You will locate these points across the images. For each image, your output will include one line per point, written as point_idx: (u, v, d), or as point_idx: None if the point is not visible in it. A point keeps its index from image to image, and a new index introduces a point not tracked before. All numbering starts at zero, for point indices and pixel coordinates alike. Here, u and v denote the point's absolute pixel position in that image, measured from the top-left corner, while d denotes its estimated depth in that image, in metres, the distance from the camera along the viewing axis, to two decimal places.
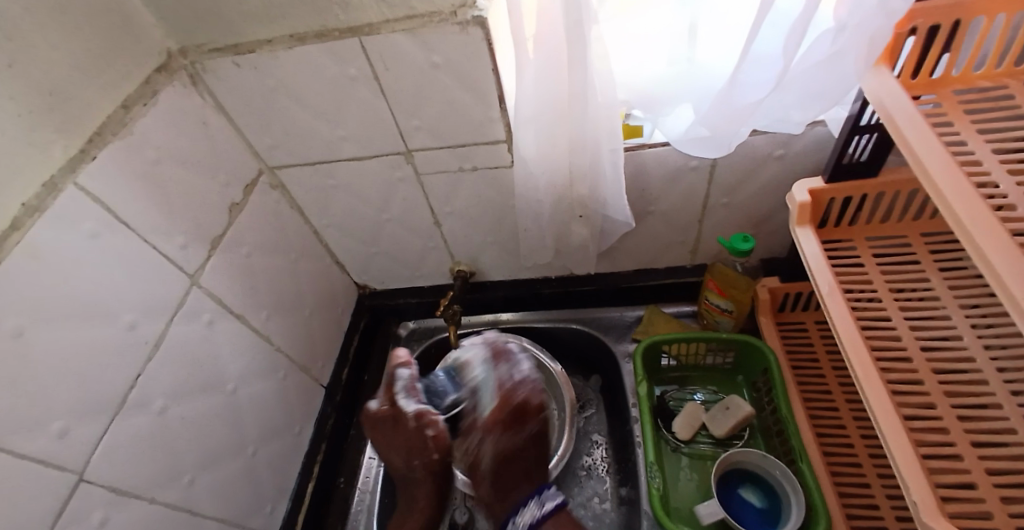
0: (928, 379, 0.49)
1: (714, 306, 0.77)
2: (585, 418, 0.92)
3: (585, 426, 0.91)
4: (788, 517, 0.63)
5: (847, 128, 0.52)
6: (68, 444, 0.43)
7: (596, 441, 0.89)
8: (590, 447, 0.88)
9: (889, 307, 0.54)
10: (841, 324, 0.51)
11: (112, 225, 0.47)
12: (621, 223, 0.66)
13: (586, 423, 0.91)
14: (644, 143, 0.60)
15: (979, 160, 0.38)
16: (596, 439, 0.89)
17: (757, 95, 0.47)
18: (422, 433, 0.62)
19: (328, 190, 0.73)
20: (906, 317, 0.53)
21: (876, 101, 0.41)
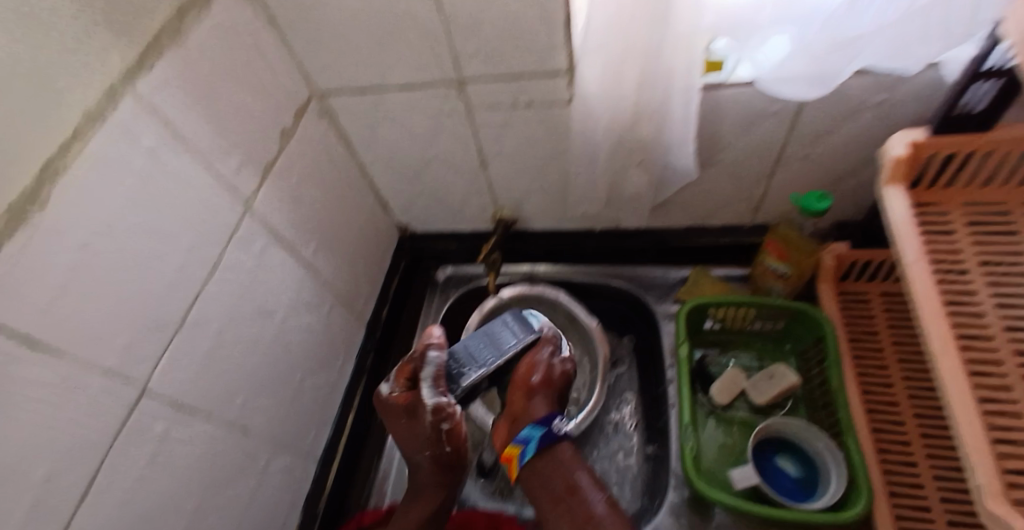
0: (1010, 360, 0.45)
1: (771, 271, 0.72)
2: (615, 375, 0.91)
3: (615, 383, 0.90)
4: (827, 489, 0.62)
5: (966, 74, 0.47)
6: (132, 353, 0.44)
7: (626, 398, 0.88)
8: (618, 404, 0.88)
9: (978, 283, 0.49)
10: (922, 293, 0.47)
11: (171, 143, 0.47)
12: (684, 174, 0.63)
13: (617, 380, 0.91)
14: (720, 83, 0.55)
15: None
16: (625, 397, 0.89)
17: (877, 20, 0.43)
18: (438, 428, 0.62)
19: (377, 122, 0.71)
20: (996, 296, 0.49)
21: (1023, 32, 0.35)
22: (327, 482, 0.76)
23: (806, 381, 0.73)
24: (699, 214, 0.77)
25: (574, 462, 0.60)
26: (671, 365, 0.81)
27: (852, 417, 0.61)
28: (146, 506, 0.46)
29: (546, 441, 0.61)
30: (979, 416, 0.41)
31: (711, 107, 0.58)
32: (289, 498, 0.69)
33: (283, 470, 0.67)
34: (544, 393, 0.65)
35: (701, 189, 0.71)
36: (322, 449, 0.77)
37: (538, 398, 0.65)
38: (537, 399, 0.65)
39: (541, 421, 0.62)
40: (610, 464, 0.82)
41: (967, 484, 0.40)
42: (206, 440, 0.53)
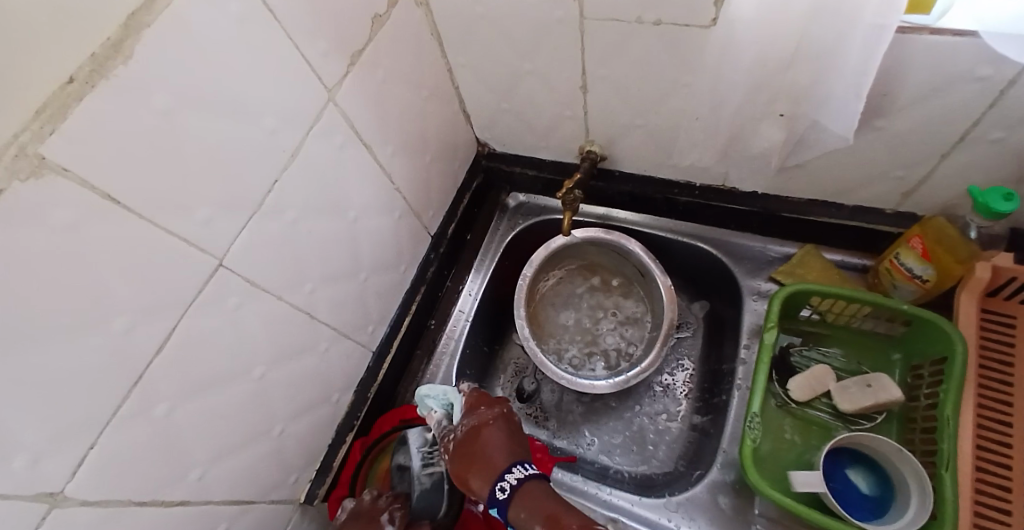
0: None
1: (904, 269, 0.62)
2: (677, 339, 0.85)
3: (676, 346, 0.85)
4: (900, 516, 0.55)
5: None
6: (211, 231, 0.44)
7: (685, 364, 0.83)
8: (675, 368, 0.83)
9: None
10: None
11: (257, 9, 0.42)
12: (836, 136, 0.51)
13: (678, 344, 0.85)
14: (926, 27, 0.42)
15: None
16: (683, 362, 0.83)
17: None
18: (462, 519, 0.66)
19: (475, 20, 0.63)
20: None
21: None
22: (380, 372, 0.77)
23: (907, 399, 0.64)
24: (831, 187, 0.65)
25: (546, 499, 0.46)
26: (747, 345, 0.74)
27: (956, 452, 0.54)
28: (216, 370, 0.48)
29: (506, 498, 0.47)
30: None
31: (896, 57, 0.45)
32: (348, 377, 0.71)
33: (343, 356, 0.69)
34: (490, 428, 0.54)
35: (844, 155, 0.59)
36: (378, 343, 0.77)
37: (488, 459, 0.51)
38: (487, 458, 0.51)
39: (494, 499, 0.48)
40: (650, 424, 0.80)
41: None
42: (276, 321, 0.54)
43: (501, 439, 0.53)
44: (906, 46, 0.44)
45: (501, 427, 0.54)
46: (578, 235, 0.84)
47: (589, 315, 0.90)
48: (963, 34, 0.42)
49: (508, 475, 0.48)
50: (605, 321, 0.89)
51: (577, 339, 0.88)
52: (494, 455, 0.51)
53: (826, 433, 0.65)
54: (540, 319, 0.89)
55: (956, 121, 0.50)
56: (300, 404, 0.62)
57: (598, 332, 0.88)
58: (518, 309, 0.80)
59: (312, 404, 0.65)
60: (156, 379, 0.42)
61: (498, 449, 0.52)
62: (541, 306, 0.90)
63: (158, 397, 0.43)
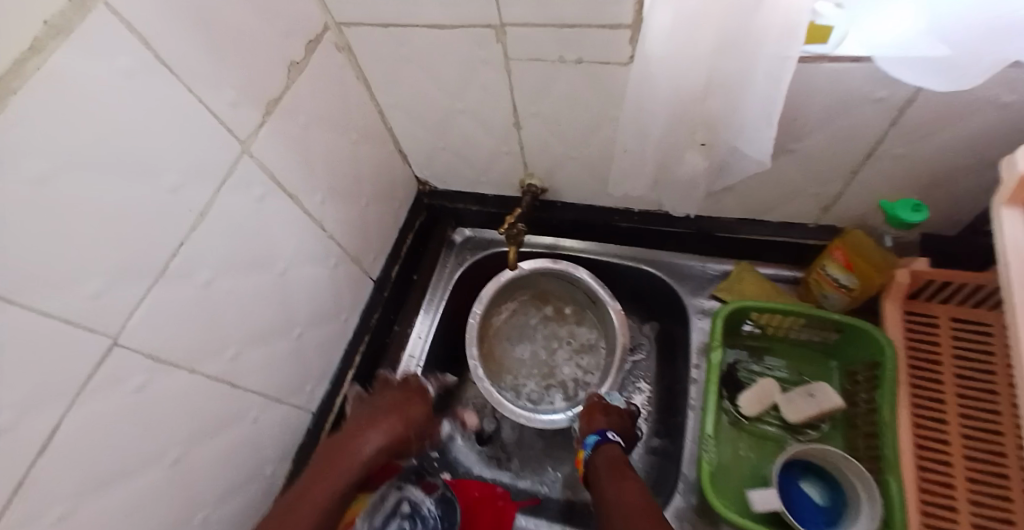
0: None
1: (830, 278, 0.65)
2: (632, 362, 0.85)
3: (633, 369, 0.84)
4: (853, 524, 0.56)
5: None
6: (101, 306, 0.39)
7: (641, 387, 0.83)
8: (633, 393, 0.82)
9: None
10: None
11: (148, 64, 0.39)
12: (752, 161, 0.53)
13: (634, 368, 0.84)
14: (824, 55, 0.45)
15: None
16: (639, 386, 0.83)
17: None
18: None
19: (400, 62, 0.62)
20: None
21: None
22: (323, 432, 0.72)
23: (848, 405, 0.66)
24: (758, 206, 0.68)
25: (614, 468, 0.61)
26: (697, 364, 0.75)
27: (899, 457, 0.55)
28: (119, 460, 0.42)
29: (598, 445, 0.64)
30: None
31: (801, 83, 0.48)
32: (286, 443, 0.66)
33: (278, 420, 0.64)
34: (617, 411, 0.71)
35: (765, 175, 0.62)
36: (320, 401, 0.73)
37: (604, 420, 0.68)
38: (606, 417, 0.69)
39: (600, 432, 0.65)
40: None
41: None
42: (192, 396, 0.49)
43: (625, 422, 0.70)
44: (807, 74, 0.47)
45: (619, 416, 0.70)
46: (525, 266, 0.82)
47: (545, 346, 0.88)
48: (856, 60, 0.44)
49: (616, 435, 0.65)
50: (561, 351, 0.87)
51: (534, 372, 0.86)
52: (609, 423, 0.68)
53: (778, 446, 0.65)
54: (496, 356, 0.87)
55: (859, 140, 0.53)
56: (227, 482, 0.56)
57: (554, 363, 0.87)
58: (469, 348, 0.78)
59: (242, 481, 0.59)
60: (42, 484, 0.36)
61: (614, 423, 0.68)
62: (494, 343, 0.88)
63: (51, 503, 0.37)
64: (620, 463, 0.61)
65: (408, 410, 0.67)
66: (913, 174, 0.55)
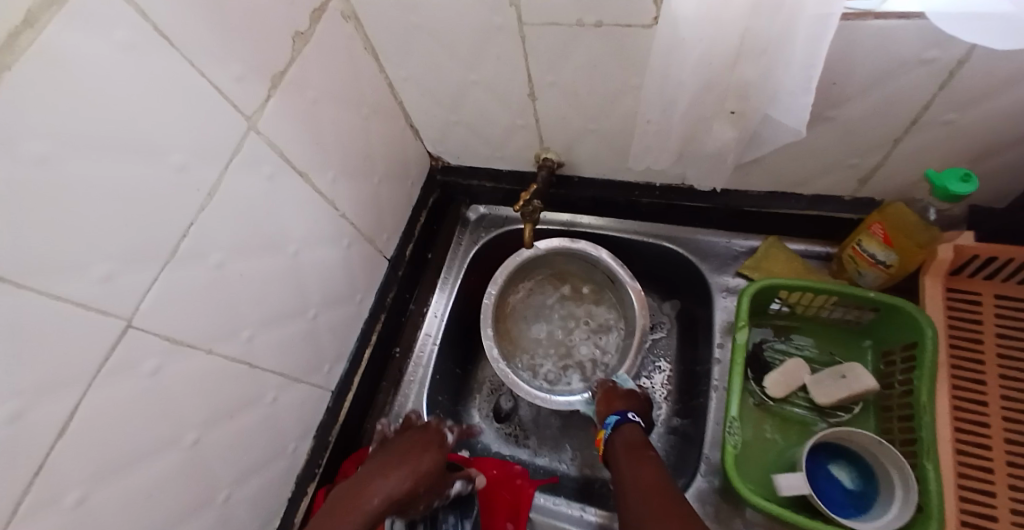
0: None
1: (867, 256, 0.61)
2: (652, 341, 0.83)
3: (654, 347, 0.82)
4: (884, 508, 0.55)
5: None
6: (113, 291, 0.38)
7: (662, 366, 0.81)
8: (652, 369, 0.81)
9: None
10: None
11: (148, 37, 0.37)
12: (786, 130, 0.50)
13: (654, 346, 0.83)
14: (870, 12, 0.41)
15: None
16: (659, 365, 0.81)
17: None
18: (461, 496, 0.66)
19: (409, 31, 0.59)
20: None
21: None
22: (341, 412, 0.73)
23: (882, 386, 0.63)
24: (789, 178, 0.64)
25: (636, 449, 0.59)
26: (721, 344, 0.72)
27: (936, 441, 0.53)
28: (137, 441, 0.42)
29: (619, 427, 0.63)
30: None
31: (845, 46, 0.44)
32: (305, 423, 0.66)
33: (297, 400, 0.64)
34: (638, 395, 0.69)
35: (798, 146, 0.58)
36: (337, 381, 0.72)
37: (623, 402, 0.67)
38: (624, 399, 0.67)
39: (621, 414, 0.64)
40: None
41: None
42: (209, 378, 0.49)
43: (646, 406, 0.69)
44: (850, 32, 0.43)
45: (636, 398, 0.69)
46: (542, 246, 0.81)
47: (561, 326, 0.87)
48: (909, 17, 0.40)
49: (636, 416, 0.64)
50: (578, 330, 0.86)
51: (551, 353, 0.85)
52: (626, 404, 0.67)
53: (805, 428, 0.63)
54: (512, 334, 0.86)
55: (905, 105, 0.49)
56: (247, 462, 0.57)
57: (571, 343, 0.85)
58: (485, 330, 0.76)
59: (263, 460, 0.60)
60: (62, 466, 0.36)
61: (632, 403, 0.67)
62: (509, 323, 0.86)
63: (70, 484, 0.37)
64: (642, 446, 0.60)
65: (423, 456, 0.62)
66: (965, 143, 0.51)
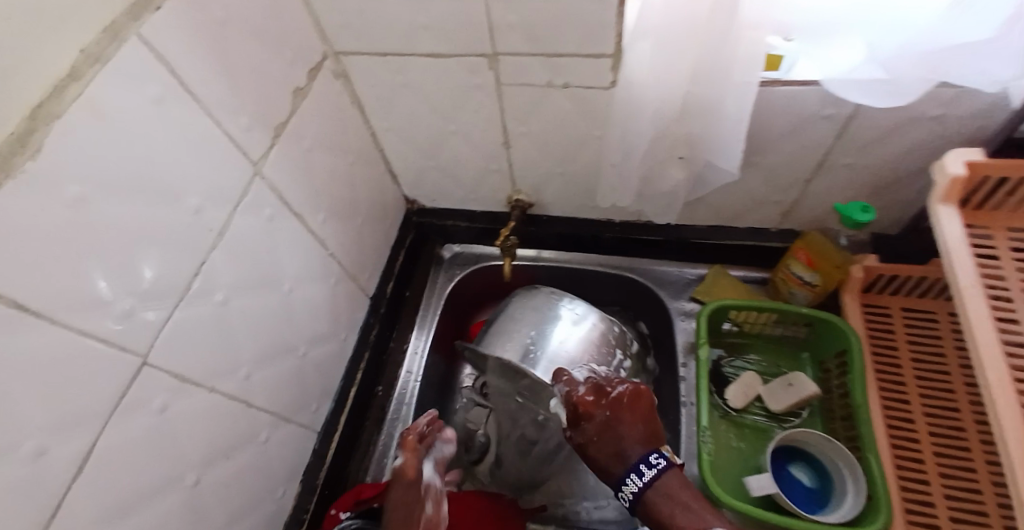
0: None
1: (796, 277, 0.72)
2: (567, 344, 0.72)
3: (584, 355, 0.72)
4: (839, 501, 0.61)
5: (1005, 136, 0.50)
6: (132, 326, 0.40)
7: (626, 345, 0.78)
8: (596, 362, 0.72)
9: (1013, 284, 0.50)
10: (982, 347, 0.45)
11: (175, 92, 0.41)
12: (725, 173, 0.59)
13: (575, 344, 0.72)
14: (778, 80, 0.52)
15: None
16: (615, 350, 0.75)
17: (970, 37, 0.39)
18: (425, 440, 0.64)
19: (396, 88, 0.66)
20: None
21: None
22: (328, 452, 0.73)
23: (823, 392, 0.72)
24: (728, 213, 0.75)
25: None
26: (684, 363, 0.79)
27: (873, 434, 0.61)
28: (143, 480, 0.42)
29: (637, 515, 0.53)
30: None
31: (765, 106, 0.55)
32: (292, 463, 0.66)
33: (285, 440, 0.64)
34: (615, 423, 0.55)
35: (735, 186, 0.68)
36: (324, 420, 0.73)
37: (608, 470, 0.54)
38: (606, 469, 0.54)
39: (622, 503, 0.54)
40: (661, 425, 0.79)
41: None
42: (208, 415, 0.50)
43: (629, 424, 0.55)
44: (771, 96, 0.54)
45: (601, 447, 0.55)
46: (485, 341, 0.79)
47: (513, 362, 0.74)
48: (808, 83, 0.52)
49: (626, 487, 0.52)
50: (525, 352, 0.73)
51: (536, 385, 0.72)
52: (611, 464, 0.54)
53: (765, 435, 0.70)
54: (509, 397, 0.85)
55: (814, 153, 0.60)
56: (237, 505, 0.56)
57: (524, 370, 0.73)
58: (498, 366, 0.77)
59: (251, 504, 0.59)
60: (78, 505, 0.36)
61: (608, 454, 0.54)
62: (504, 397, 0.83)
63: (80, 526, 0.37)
64: (683, 499, 0.50)
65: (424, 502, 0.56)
66: (863, 182, 0.63)
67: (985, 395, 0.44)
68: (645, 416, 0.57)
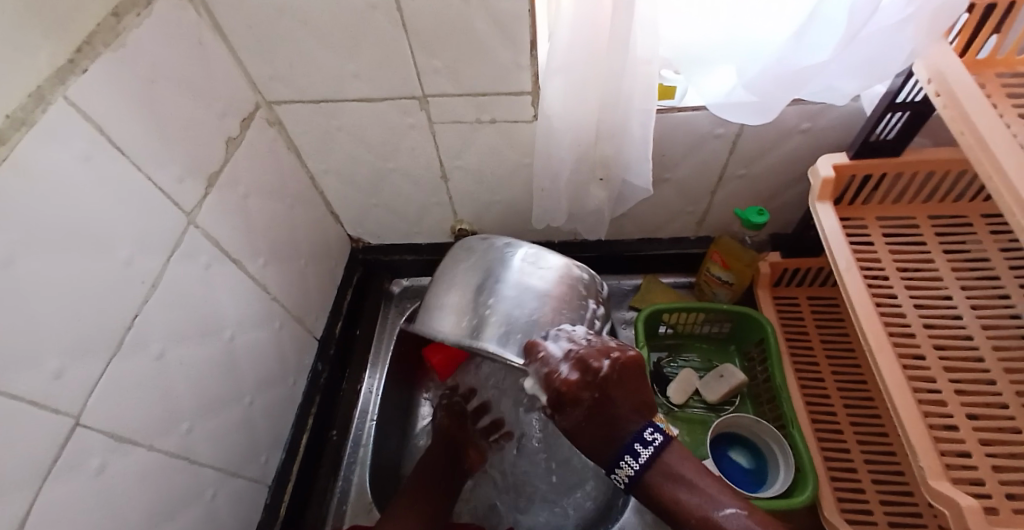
0: (920, 334, 0.54)
1: (714, 278, 0.80)
2: (529, 305, 0.56)
3: (551, 316, 0.56)
4: (774, 477, 0.66)
5: (859, 140, 0.59)
6: (64, 385, 0.39)
7: (598, 292, 0.62)
8: (569, 321, 0.56)
9: (887, 266, 0.59)
10: (867, 322, 0.52)
11: (103, 148, 0.42)
12: (640, 190, 0.66)
13: (536, 300, 0.57)
14: (674, 106, 0.60)
15: (913, 334, 0.54)
16: (587, 301, 0.60)
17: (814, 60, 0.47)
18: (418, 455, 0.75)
19: (332, 132, 0.69)
20: (903, 279, 0.58)
21: (937, 70, 0.43)
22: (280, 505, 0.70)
23: (751, 381, 0.79)
24: (651, 225, 0.82)
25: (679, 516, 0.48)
26: None
27: (795, 410, 0.67)
28: None
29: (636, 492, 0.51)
30: (929, 440, 0.47)
31: (666, 130, 0.63)
32: (241, 520, 0.63)
33: (233, 496, 0.62)
34: (609, 398, 0.48)
35: (654, 201, 0.76)
36: (275, 472, 0.71)
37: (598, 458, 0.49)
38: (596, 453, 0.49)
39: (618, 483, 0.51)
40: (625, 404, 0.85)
41: (916, 475, 0.47)
42: (148, 474, 0.48)
43: (621, 400, 0.48)
44: (671, 120, 0.62)
45: (595, 428, 0.48)
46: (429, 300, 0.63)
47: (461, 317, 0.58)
48: (697, 108, 0.60)
49: (620, 471, 0.49)
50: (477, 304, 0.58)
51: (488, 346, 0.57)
52: (600, 448, 0.49)
53: (706, 426, 0.76)
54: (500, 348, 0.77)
55: (714, 168, 0.69)
56: None
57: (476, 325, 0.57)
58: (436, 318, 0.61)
59: None
60: None
61: (596, 439, 0.48)
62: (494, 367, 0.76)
63: None
64: (683, 473, 0.48)
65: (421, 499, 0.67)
66: (760, 189, 0.72)
67: (870, 359, 0.51)
68: (639, 382, 0.50)
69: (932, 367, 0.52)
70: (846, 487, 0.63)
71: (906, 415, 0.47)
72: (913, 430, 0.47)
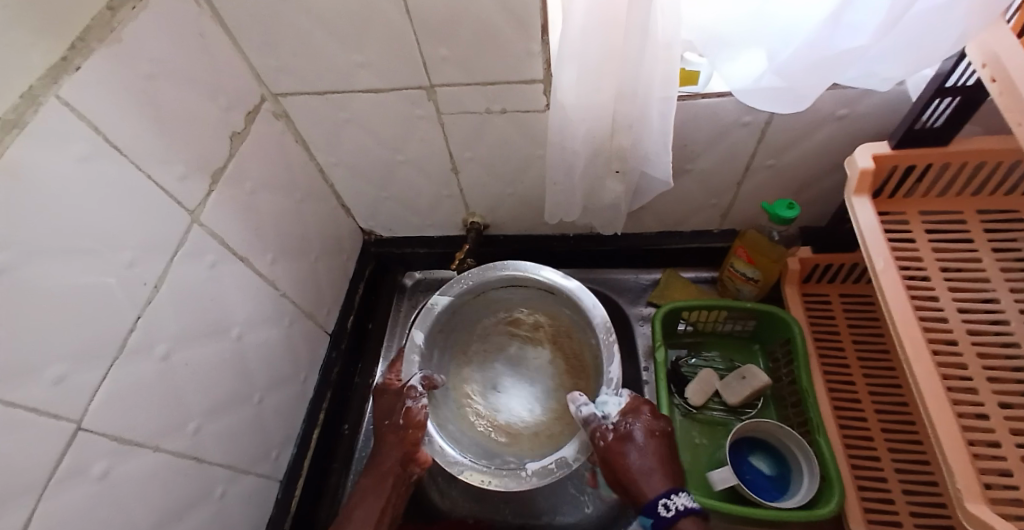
0: (962, 339, 0.50)
1: (739, 274, 0.75)
2: None
3: None
4: (798, 485, 0.63)
5: (903, 128, 0.54)
6: (65, 392, 0.38)
7: None
8: None
9: (929, 265, 0.54)
10: (905, 328, 0.48)
11: (101, 149, 0.41)
12: (658, 182, 0.63)
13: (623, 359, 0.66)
14: (696, 93, 0.56)
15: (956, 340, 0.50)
16: None
17: (859, 42, 0.42)
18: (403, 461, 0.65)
19: (339, 124, 0.67)
20: (947, 280, 0.54)
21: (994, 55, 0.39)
22: (292, 501, 0.71)
23: (775, 382, 0.75)
24: (671, 219, 0.78)
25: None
26: (646, 367, 0.80)
27: (822, 416, 0.64)
28: None
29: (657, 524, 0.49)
30: (967, 456, 0.43)
31: (688, 118, 0.59)
32: (252, 516, 0.64)
33: (243, 493, 0.62)
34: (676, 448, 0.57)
35: (675, 193, 0.72)
36: (286, 467, 0.72)
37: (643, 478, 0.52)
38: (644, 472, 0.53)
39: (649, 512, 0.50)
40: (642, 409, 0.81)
41: (950, 495, 0.43)
42: (156, 476, 0.48)
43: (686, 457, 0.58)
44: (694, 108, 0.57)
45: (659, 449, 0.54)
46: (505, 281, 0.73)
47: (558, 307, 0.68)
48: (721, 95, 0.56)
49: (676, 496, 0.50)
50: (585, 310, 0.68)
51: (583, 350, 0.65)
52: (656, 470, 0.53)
53: (726, 429, 0.73)
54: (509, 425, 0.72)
55: (739, 159, 0.64)
56: None
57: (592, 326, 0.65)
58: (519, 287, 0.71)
59: None
60: None
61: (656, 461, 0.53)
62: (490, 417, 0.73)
63: None
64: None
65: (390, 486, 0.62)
66: (789, 180, 0.67)
67: (906, 369, 0.47)
68: None
69: (975, 377, 0.48)
70: (874, 497, 0.60)
71: (943, 430, 0.44)
72: (949, 447, 0.43)
